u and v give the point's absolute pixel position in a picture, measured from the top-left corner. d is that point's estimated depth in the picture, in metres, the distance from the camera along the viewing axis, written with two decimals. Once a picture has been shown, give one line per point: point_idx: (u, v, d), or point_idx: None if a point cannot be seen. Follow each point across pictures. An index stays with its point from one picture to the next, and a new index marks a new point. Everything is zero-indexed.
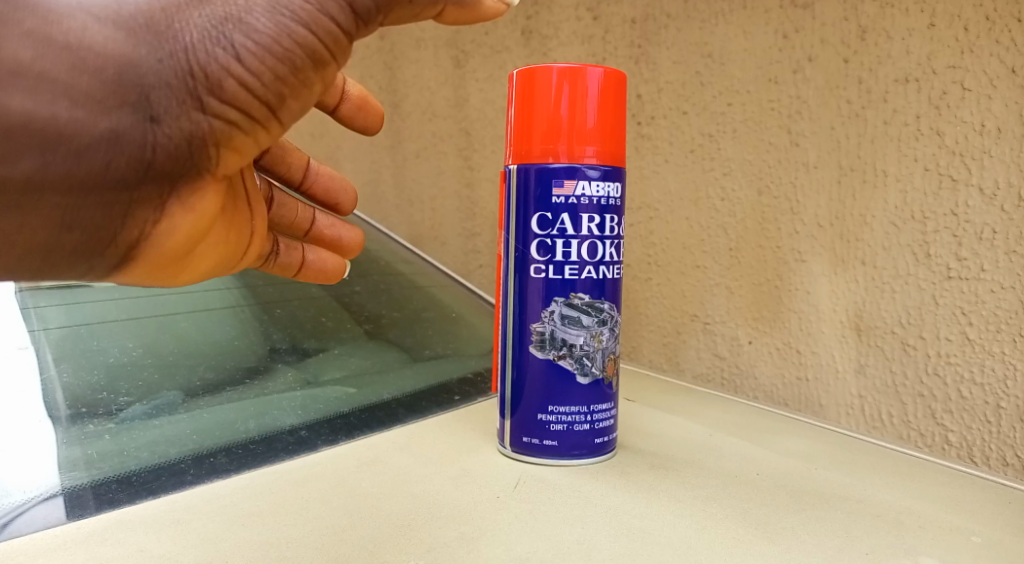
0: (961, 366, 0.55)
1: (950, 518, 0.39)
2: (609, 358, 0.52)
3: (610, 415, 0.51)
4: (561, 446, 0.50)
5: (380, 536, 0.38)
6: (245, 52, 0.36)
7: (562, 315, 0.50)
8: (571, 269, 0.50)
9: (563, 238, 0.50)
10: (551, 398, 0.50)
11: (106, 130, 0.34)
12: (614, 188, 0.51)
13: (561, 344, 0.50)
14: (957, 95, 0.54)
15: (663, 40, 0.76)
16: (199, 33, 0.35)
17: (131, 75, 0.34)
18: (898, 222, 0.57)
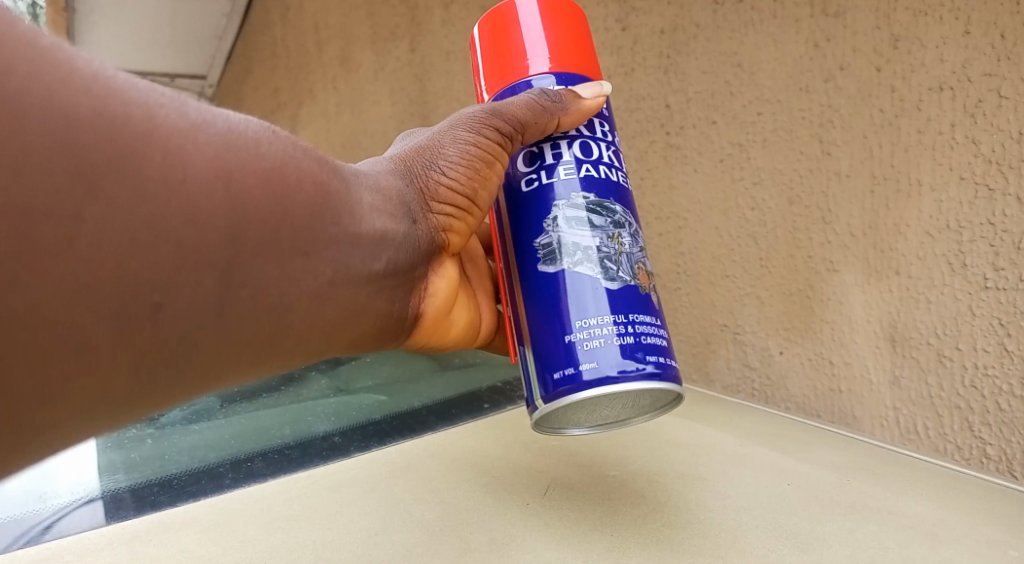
0: (1000, 378, 0.53)
1: (987, 530, 0.38)
2: (638, 268, 0.47)
3: (656, 334, 0.45)
4: (600, 367, 0.43)
5: (415, 542, 0.39)
6: (450, 168, 0.48)
7: (567, 219, 0.46)
8: (566, 169, 0.47)
9: (550, 143, 0.48)
10: (576, 309, 0.44)
11: (398, 238, 0.45)
12: (597, 97, 0.50)
13: (575, 248, 0.45)
14: (994, 103, 0.53)
15: (692, 50, 0.77)
16: (428, 167, 0.48)
17: (394, 197, 0.46)
18: (933, 232, 0.57)
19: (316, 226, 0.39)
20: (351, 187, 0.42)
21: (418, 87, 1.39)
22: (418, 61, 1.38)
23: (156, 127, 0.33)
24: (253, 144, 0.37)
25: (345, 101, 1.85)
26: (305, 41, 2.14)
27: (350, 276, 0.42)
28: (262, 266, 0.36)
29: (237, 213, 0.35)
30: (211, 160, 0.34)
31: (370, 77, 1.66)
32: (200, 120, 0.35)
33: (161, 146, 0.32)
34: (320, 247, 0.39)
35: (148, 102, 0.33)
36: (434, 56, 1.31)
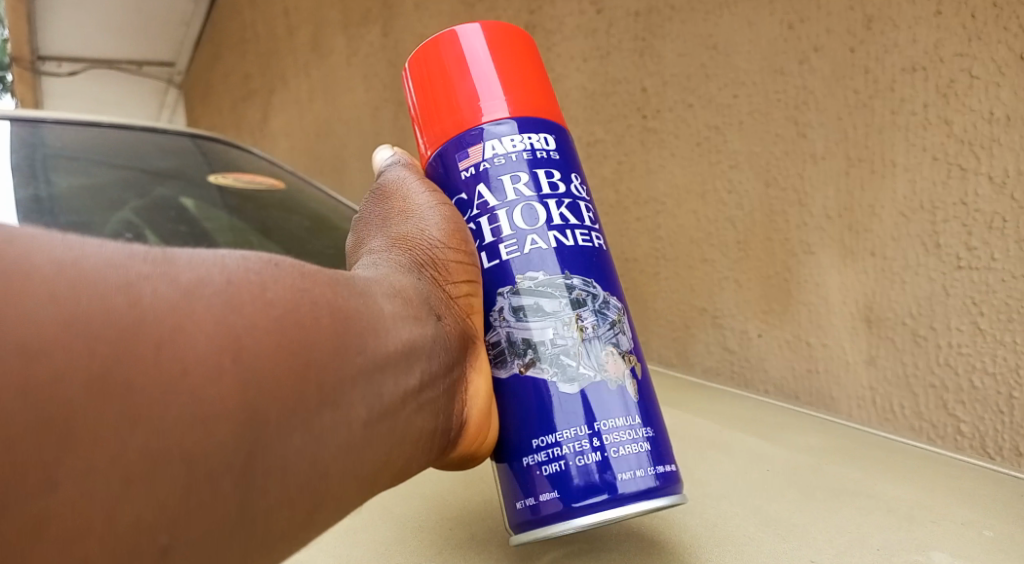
0: (973, 357, 0.54)
1: (962, 511, 0.39)
2: (606, 355, 0.36)
3: (631, 443, 0.34)
4: (563, 498, 0.33)
5: (391, 537, 0.38)
6: (449, 236, 0.36)
7: (512, 309, 0.36)
8: (508, 248, 0.36)
9: (486, 216, 0.37)
10: (530, 429, 0.35)
11: (427, 342, 0.33)
12: (541, 138, 0.38)
13: (522, 348, 0.36)
14: (966, 83, 0.52)
15: (667, 33, 0.77)
16: (425, 248, 0.36)
17: (403, 289, 0.34)
18: (907, 213, 0.57)
19: (340, 353, 0.28)
20: (350, 285, 0.31)
21: (393, 73, 1.38)
22: (390, 46, 1.37)
23: (143, 311, 0.23)
24: (258, 282, 0.27)
25: (317, 88, 1.83)
26: (275, 27, 2.11)
27: (382, 406, 0.29)
28: (290, 440, 0.25)
29: (250, 385, 0.24)
30: (210, 331, 0.24)
31: (342, 62, 1.64)
32: (200, 278, 0.25)
33: (161, 332, 0.23)
34: (333, 384, 0.27)
35: (126, 275, 0.24)
36: (407, 41, 1.30)
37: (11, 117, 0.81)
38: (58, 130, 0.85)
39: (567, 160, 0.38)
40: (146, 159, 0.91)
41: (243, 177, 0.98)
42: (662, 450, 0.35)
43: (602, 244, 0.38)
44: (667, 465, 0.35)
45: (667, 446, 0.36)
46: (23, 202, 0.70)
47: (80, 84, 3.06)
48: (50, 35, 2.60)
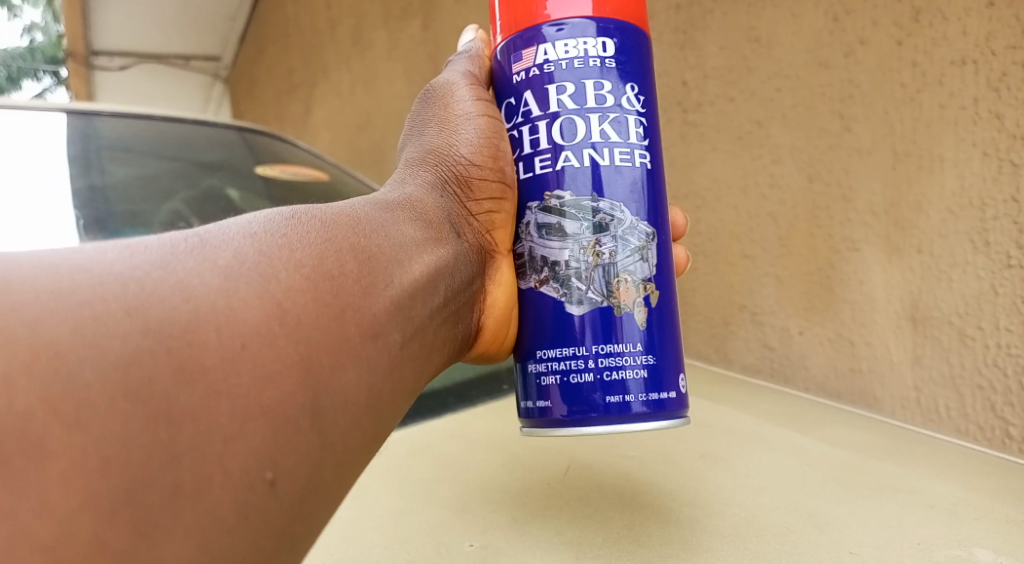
0: (1023, 357, 0.53)
1: (1007, 510, 0.38)
2: (618, 282, 0.37)
3: (625, 369, 0.37)
4: (554, 407, 0.37)
5: (436, 519, 0.40)
6: (473, 159, 0.42)
7: (538, 226, 0.39)
8: (542, 161, 0.38)
9: (528, 126, 0.38)
10: (537, 342, 0.39)
11: (450, 257, 0.40)
12: (598, 43, 0.37)
13: (541, 264, 0.38)
14: (1018, 76, 0.51)
15: (709, 26, 0.77)
16: (455, 167, 0.43)
17: (428, 209, 0.41)
18: (955, 209, 0.56)
19: (370, 283, 0.33)
20: (379, 213, 0.37)
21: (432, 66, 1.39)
22: (431, 40, 1.38)
23: (196, 303, 0.27)
24: (280, 241, 0.31)
25: (358, 82, 1.85)
26: (317, 21, 2.14)
27: (418, 319, 0.35)
28: (342, 374, 0.30)
29: (291, 329, 0.28)
30: (255, 288, 0.28)
31: (383, 56, 1.66)
32: (232, 251, 0.29)
33: (215, 306, 0.27)
34: (371, 301, 0.33)
35: (177, 276, 0.27)
36: (447, 35, 1.31)
37: (66, 110, 0.85)
38: (111, 123, 0.89)
39: (623, 69, 0.38)
40: (195, 152, 0.95)
41: (288, 169, 1.00)
42: (661, 379, 0.38)
43: (644, 162, 0.38)
44: (661, 393, 0.37)
45: (667, 376, 0.38)
46: (77, 193, 0.76)
47: (131, 78, 3.16)
48: (104, 31, 2.69)
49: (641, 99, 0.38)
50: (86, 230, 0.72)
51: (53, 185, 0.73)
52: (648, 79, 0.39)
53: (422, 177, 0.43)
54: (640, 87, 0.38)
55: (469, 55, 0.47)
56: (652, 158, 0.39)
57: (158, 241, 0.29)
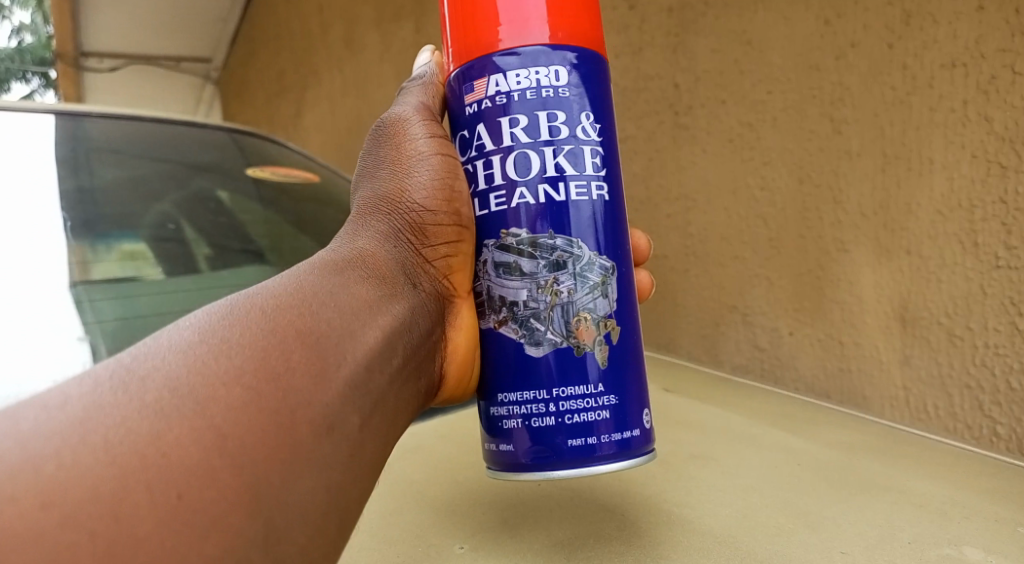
0: (1010, 358, 0.53)
1: (995, 509, 0.38)
2: (578, 322, 0.37)
3: (587, 412, 0.37)
4: (518, 451, 0.37)
5: (425, 520, 0.40)
6: (428, 208, 0.40)
7: (496, 264, 0.38)
8: (497, 198, 0.37)
9: (482, 159, 0.38)
10: (498, 386, 0.38)
11: (409, 312, 0.39)
12: (551, 71, 0.36)
13: (500, 303, 0.38)
14: (1007, 79, 0.51)
15: (701, 28, 0.77)
16: (410, 213, 0.41)
17: (382, 265, 0.39)
18: (944, 211, 0.56)
19: (321, 369, 0.32)
20: (328, 283, 0.36)
21: None
22: (423, 42, 1.38)
23: (124, 461, 0.26)
24: (215, 352, 0.30)
25: (351, 84, 1.85)
26: (309, 23, 2.14)
27: (377, 392, 0.35)
28: (295, 484, 0.29)
29: (231, 456, 0.28)
30: (188, 421, 0.28)
31: (375, 58, 1.66)
32: (162, 382, 0.28)
33: (145, 459, 0.26)
34: (325, 387, 0.32)
35: (104, 437, 0.26)
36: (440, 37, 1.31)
37: (54, 111, 0.82)
38: (101, 124, 0.86)
39: (578, 97, 0.37)
40: (183, 151, 0.93)
41: (279, 170, 0.99)
42: (624, 417, 0.37)
43: (601, 194, 0.38)
44: (625, 431, 0.37)
45: (631, 413, 0.38)
46: (66, 194, 0.74)
47: (122, 79, 3.15)
48: (95, 32, 2.67)
49: (597, 128, 0.38)
50: (74, 233, 0.70)
51: (43, 187, 0.72)
52: (605, 106, 0.38)
53: (375, 224, 0.41)
54: (596, 115, 0.38)
55: (422, 83, 0.45)
56: (609, 188, 0.38)
57: (82, 384, 0.29)
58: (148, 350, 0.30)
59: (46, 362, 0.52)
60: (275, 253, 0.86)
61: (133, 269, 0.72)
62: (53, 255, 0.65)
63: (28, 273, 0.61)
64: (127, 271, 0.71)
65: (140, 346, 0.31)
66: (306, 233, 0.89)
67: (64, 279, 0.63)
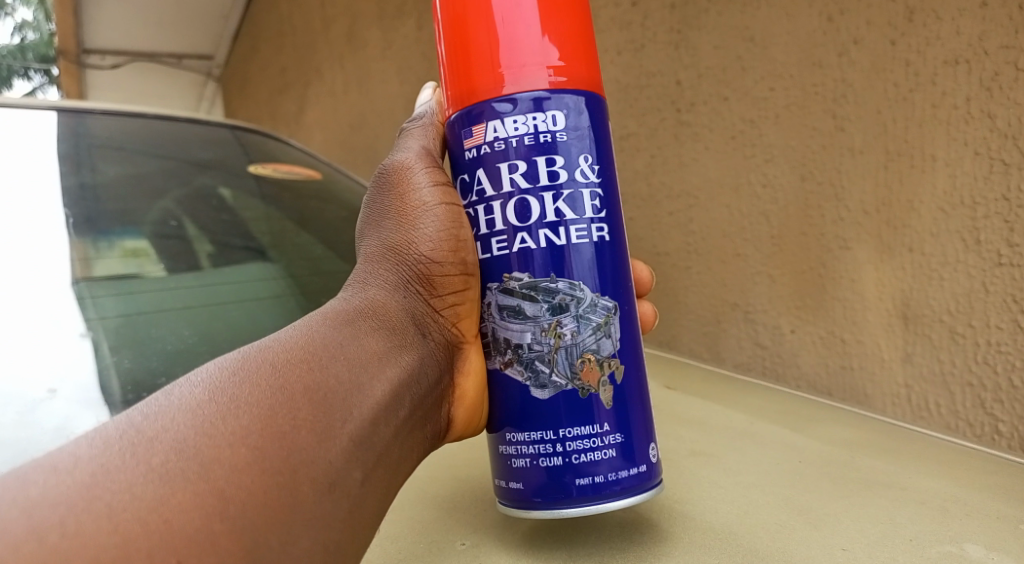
0: (1013, 355, 0.53)
1: (997, 506, 0.38)
2: (581, 363, 0.37)
3: (593, 451, 0.37)
4: (527, 490, 0.38)
5: (426, 516, 0.40)
6: (434, 256, 0.40)
7: (499, 307, 0.38)
8: (499, 243, 0.38)
9: (483, 204, 0.38)
10: (505, 425, 0.39)
11: (417, 363, 0.39)
12: (548, 116, 0.36)
13: (504, 346, 0.38)
14: (1011, 76, 0.51)
15: (703, 25, 0.77)
16: (416, 263, 0.40)
17: (391, 314, 0.39)
18: (947, 208, 0.56)
19: (326, 426, 0.32)
20: (335, 335, 0.36)
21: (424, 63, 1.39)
22: (425, 38, 1.38)
23: (125, 529, 0.26)
24: (221, 412, 0.30)
25: (353, 81, 1.85)
26: (311, 19, 2.14)
27: (382, 445, 0.35)
28: (294, 544, 0.29)
29: (231, 519, 0.28)
30: (193, 484, 0.28)
31: (377, 55, 1.65)
32: (170, 444, 0.29)
33: (147, 526, 0.26)
34: (329, 447, 0.32)
35: (108, 502, 0.27)
36: None
37: (56, 108, 0.84)
38: (102, 121, 0.88)
39: (576, 141, 0.37)
40: (185, 149, 0.94)
41: (281, 168, 1.00)
42: (631, 453, 0.38)
43: (602, 235, 0.38)
44: (631, 468, 0.37)
45: (637, 449, 0.38)
46: (68, 190, 0.74)
47: (124, 75, 3.14)
48: (96, 28, 2.67)
49: (596, 170, 0.38)
50: (76, 229, 0.70)
51: (45, 183, 0.72)
52: (604, 147, 0.39)
53: (381, 274, 0.41)
54: (595, 157, 0.38)
55: (422, 123, 0.44)
56: (610, 229, 0.38)
57: (90, 445, 0.29)
58: (157, 408, 0.30)
59: (48, 359, 0.52)
60: (277, 249, 0.85)
61: (135, 266, 0.72)
62: (55, 251, 0.65)
63: (30, 269, 0.61)
64: (129, 268, 0.71)
65: (149, 403, 0.31)
66: (308, 230, 0.89)
67: (67, 276, 0.63)
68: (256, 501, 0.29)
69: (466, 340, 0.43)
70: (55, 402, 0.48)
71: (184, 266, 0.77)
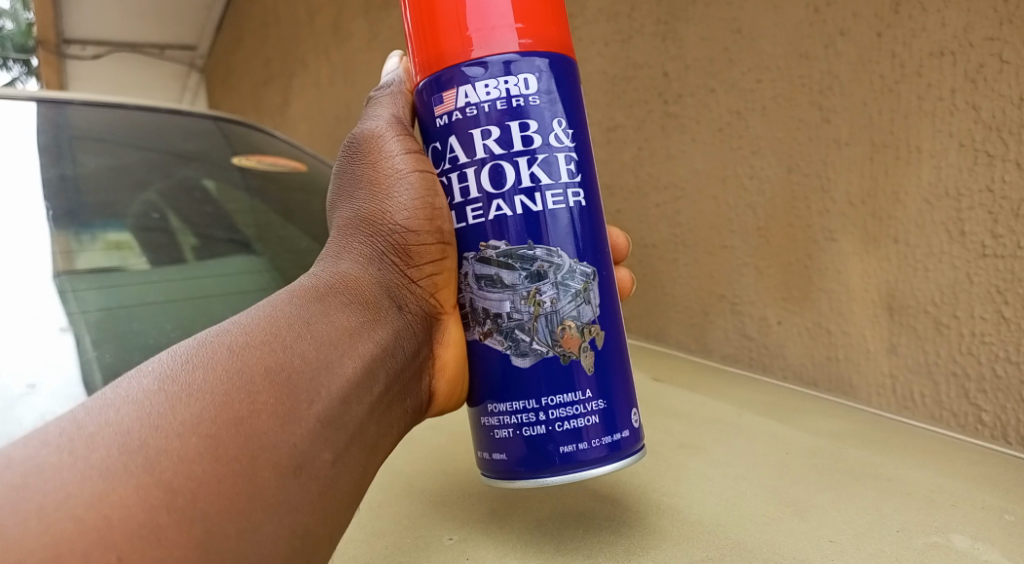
0: (996, 346, 0.53)
1: (981, 496, 0.39)
2: (562, 330, 0.37)
3: (576, 418, 0.37)
4: (510, 460, 0.38)
5: (414, 511, 0.39)
6: (409, 228, 0.39)
7: (477, 277, 0.38)
8: (474, 211, 0.37)
9: (456, 172, 0.37)
10: (486, 396, 0.38)
11: (393, 337, 0.39)
12: (519, 80, 0.36)
13: (483, 315, 0.38)
14: (995, 67, 0.51)
15: (690, 16, 0.76)
16: (391, 235, 0.40)
17: (362, 290, 0.39)
18: (932, 199, 0.56)
19: (290, 408, 0.32)
20: (300, 314, 0.35)
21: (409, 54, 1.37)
22: None
23: (62, 527, 0.25)
24: (171, 401, 0.30)
25: (338, 72, 1.83)
26: (296, 9, 2.11)
27: (353, 423, 0.35)
28: (256, 532, 0.29)
29: (180, 510, 0.27)
30: (136, 477, 0.27)
31: (363, 46, 1.64)
32: (112, 438, 0.28)
33: (83, 525, 0.25)
34: (293, 427, 0.32)
35: (41, 503, 0.26)
36: None
37: (36, 98, 0.82)
38: (83, 111, 0.86)
39: (548, 105, 0.37)
40: (169, 139, 0.92)
41: (265, 160, 0.99)
42: (612, 420, 0.38)
43: (578, 201, 0.37)
44: (614, 434, 0.38)
45: (619, 416, 0.38)
46: (48, 183, 0.72)
47: (106, 66, 3.09)
48: (76, 17, 2.62)
49: (569, 134, 0.37)
50: (57, 222, 0.69)
51: (26, 175, 0.70)
52: (577, 111, 0.38)
53: (355, 248, 0.40)
54: (569, 121, 0.38)
55: (388, 93, 0.43)
56: (586, 194, 0.38)
57: (27, 445, 0.28)
58: (101, 403, 0.30)
59: (29, 354, 0.51)
60: (262, 242, 0.83)
61: (118, 259, 0.71)
62: (37, 245, 0.64)
63: (11, 262, 0.60)
64: (111, 261, 0.70)
65: (95, 398, 0.30)
66: (293, 223, 0.88)
67: (48, 269, 0.62)
68: (211, 490, 0.28)
69: (445, 312, 0.42)
70: (35, 398, 0.47)
71: (167, 259, 0.76)
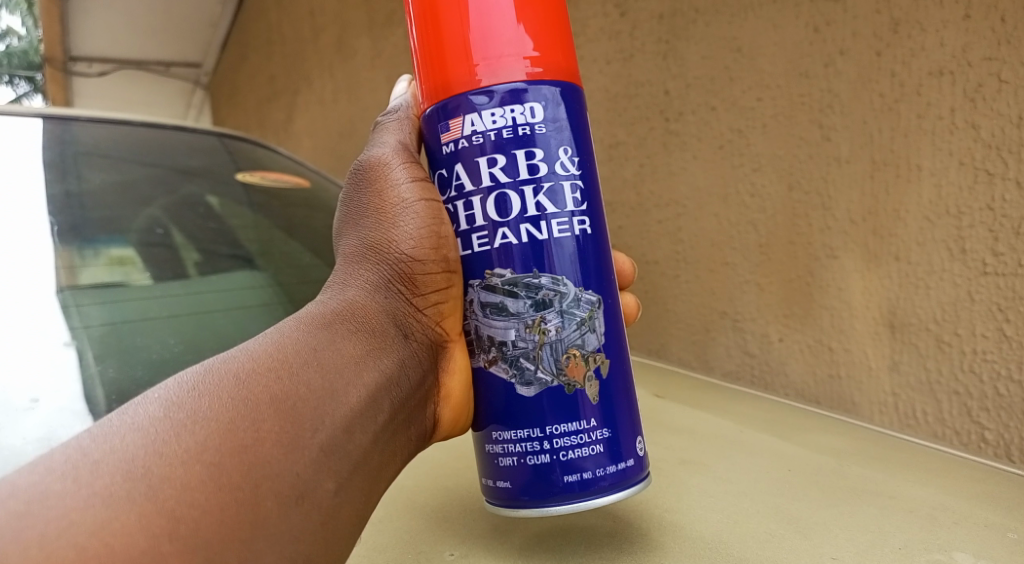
0: (998, 364, 0.53)
1: (985, 514, 0.38)
2: (567, 359, 0.37)
3: (580, 447, 0.37)
4: (514, 488, 0.38)
5: (414, 528, 0.39)
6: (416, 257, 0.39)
7: (482, 304, 0.38)
8: (480, 238, 0.37)
9: (462, 200, 0.38)
10: (491, 423, 0.38)
11: (399, 367, 0.39)
12: (526, 109, 0.36)
13: (488, 343, 0.38)
14: (994, 87, 0.52)
15: (691, 35, 0.77)
16: (398, 262, 0.40)
17: (370, 317, 0.39)
18: (932, 217, 0.56)
19: (294, 436, 0.32)
20: (306, 340, 0.36)
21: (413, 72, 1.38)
22: None
23: (63, 554, 0.25)
24: (176, 428, 0.30)
25: (342, 89, 1.85)
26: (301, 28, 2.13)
27: (357, 452, 0.34)
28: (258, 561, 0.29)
29: (182, 539, 0.27)
30: (138, 505, 0.27)
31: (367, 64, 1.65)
32: (117, 465, 0.28)
33: (85, 552, 0.26)
34: (296, 456, 0.32)
35: (43, 531, 0.26)
36: None
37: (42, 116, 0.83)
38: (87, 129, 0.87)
39: (554, 133, 0.37)
40: (173, 156, 0.93)
41: (269, 176, 0.99)
42: (618, 449, 0.38)
43: (584, 228, 0.38)
44: (620, 463, 0.38)
45: (624, 444, 0.38)
46: (53, 199, 0.73)
47: (112, 82, 3.12)
48: (84, 35, 2.64)
49: (575, 161, 0.38)
50: (61, 237, 0.69)
51: (31, 191, 0.71)
52: (583, 140, 0.39)
53: (363, 278, 0.40)
54: (575, 149, 0.38)
55: (396, 118, 0.44)
56: (591, 221, 0.38)
57: (33, 472, 0.28)
58: (107, 430, 0.30)
59: (31, 369, 0.51)
60: (265, 257, 0.84)
61: (121, 274, 0.71)
62: (41, 260, 0.64)
63: (14, 278, 0.60)
64: (114, 276, 0.70)
65: (102, 424, 0.30)
66: (296, 239, 0.89)
67: (52, 285, 0.62)
68: (215, 517, 0.28)
69: (450, 339, 0.42)
70: (38, 412, 0.48)
71: (170, 273, 0.76)
